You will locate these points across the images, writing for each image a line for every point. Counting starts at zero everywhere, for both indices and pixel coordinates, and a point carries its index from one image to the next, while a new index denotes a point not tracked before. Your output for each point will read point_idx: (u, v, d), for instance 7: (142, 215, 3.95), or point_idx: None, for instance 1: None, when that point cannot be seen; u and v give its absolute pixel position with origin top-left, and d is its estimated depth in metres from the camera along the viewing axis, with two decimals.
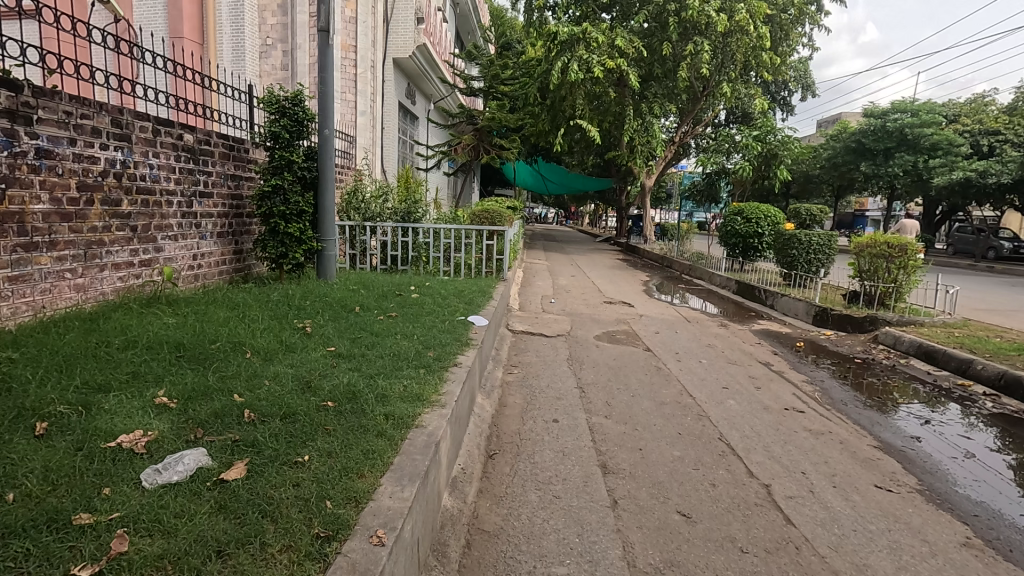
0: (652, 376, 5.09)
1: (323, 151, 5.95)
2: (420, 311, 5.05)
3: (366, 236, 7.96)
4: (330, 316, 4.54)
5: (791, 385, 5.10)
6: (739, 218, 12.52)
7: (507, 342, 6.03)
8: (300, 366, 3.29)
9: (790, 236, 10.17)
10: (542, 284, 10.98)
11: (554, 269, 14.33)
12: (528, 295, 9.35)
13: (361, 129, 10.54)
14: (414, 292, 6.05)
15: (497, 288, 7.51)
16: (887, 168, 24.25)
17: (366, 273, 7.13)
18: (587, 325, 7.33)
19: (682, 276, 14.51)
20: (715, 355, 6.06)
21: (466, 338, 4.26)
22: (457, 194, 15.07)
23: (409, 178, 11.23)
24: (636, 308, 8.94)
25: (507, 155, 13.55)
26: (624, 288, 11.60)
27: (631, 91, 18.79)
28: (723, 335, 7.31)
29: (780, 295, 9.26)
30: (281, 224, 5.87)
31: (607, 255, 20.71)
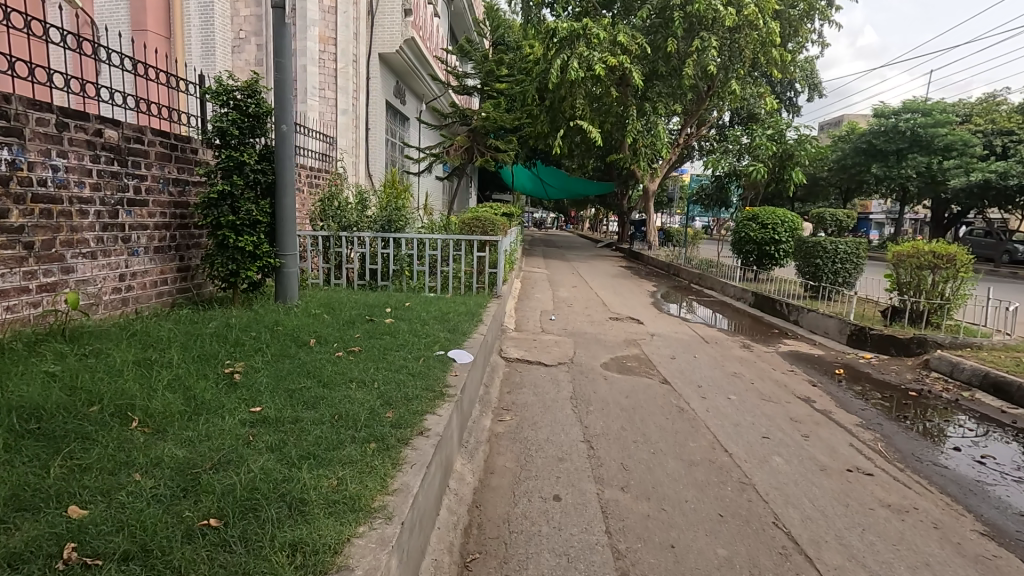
0: (674, 421, 4.16)
1: (281, 150, 5.01)
2: (389, 345, 4.12)
3: (342, 248, 7.03)
4: (271, 356, 3.61)
5: (844, 430, 4.17)
6: (753, 223, 11.61)
7: (499, 375, 5.10)
8: (200, 441, 2.37)
9: (813, 244, 9.26)
10: (540, 297, 10.05)
11: (554, 279, 13.39)
12: (526, 311, 8.43)
13: (341, 129, 9.64)
14: (388, 315, 5.12)
15: (489, 306, 6.58)
16: (899, 170, 23.39)
17: (338, 293, 6.19)
18: (592, 348, 6.40)
19: (691, 285, 13.58)
20: (744, 388, 5.13)
21: (441, 386, 3.32)
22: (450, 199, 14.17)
23: (395, 182, 10.31)
24: (646, 326, 8.01)
25: (503, 157, 12.65)
26: (630, 300, 10.66)
27: (634, 91, 17.95)
28: (749, 358, 6.37)
29: (806, 310, 8.33)
30: (230, 237, 4.95)
31: (609, 261, 19.80)
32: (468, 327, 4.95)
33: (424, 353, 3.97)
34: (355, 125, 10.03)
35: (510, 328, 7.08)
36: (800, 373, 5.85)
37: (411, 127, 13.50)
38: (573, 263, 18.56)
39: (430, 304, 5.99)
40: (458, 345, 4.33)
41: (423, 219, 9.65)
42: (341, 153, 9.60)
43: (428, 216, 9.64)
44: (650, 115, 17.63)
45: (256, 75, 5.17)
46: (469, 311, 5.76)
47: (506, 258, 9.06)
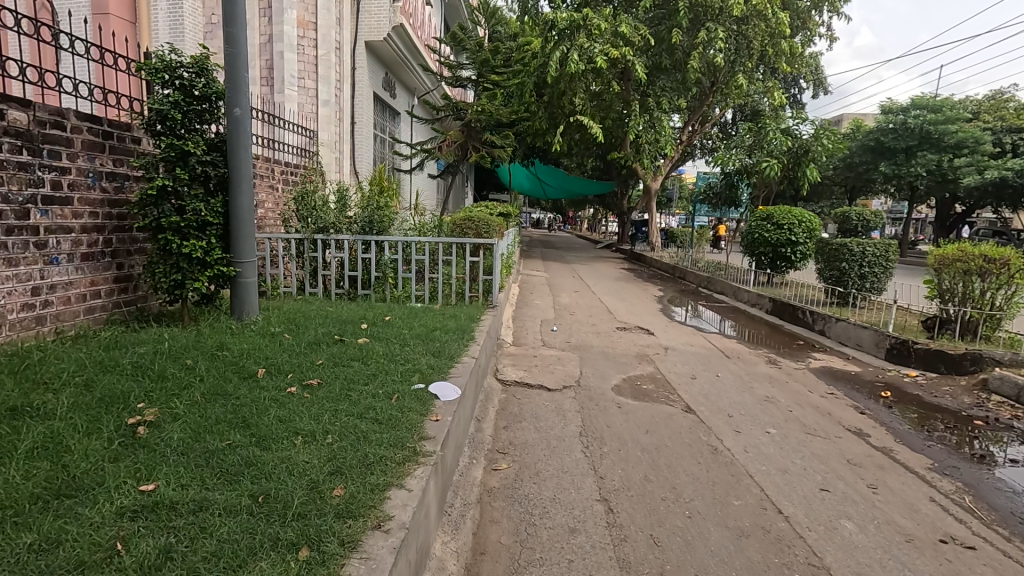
0: (710, 468, 3.38)
1: (234, 139, 4.20)
2: (357, 376, 3.33)
3: (317, 253, 6.24)
4: (200, 396, 2.82)
5: (916, 478, 3.41)
6: (767, 223, 10.85)
7: (494, 404, 4.31)
8: (38, 555, 1.57)
9: (837, 246, 8.50)
10: (539, 304, 9.25)
11: (553, 283, 12.58)
12: (524, 322, 7.63)
13: (322, 122, 8.85)
14: (362, 334, 4.32)
15: (483, 318, 5.79)
16: (908, 169, 22.64)
17: (309, 306, 5.39)
18: (600, 367, 5.61)
19: (699, 289, 12.82)
20: (783, 418, 4.36)
21: (416, 440, 2.52)
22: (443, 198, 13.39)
23: (382, 180, 9.50)
24: (658, 338, 7.22)
25: (500, 153, 11.87)
26: (637, 307, 9.87)
27: (636, 85, 17.22)
28: (779, 377, 5.60)
29: (833, 319, 7.56)
30: (172, 241, 4.13)
31: (610, 264, 18.98)
32: (457, 347, 4.16)
33: (399, 387, 3.18)
34: (338, 118, 9.23)
35: (507, 343, 6.29)
36: (842, 395, 5.07)
37: (402, 122, 12.70)
38: (573, 266, 17.74)
39: (414, 318, 5.19)
40: (443, 374, 3.53)
41: (411, 220, 8.86)
42: (323, 148, 8.80)
43: (418, 216, 8.84)
44: (654, 110, 16.88)
45: (205, 49, 4.35)
46: (459, 325, 4.97)
47: (502, 263, 8.25)
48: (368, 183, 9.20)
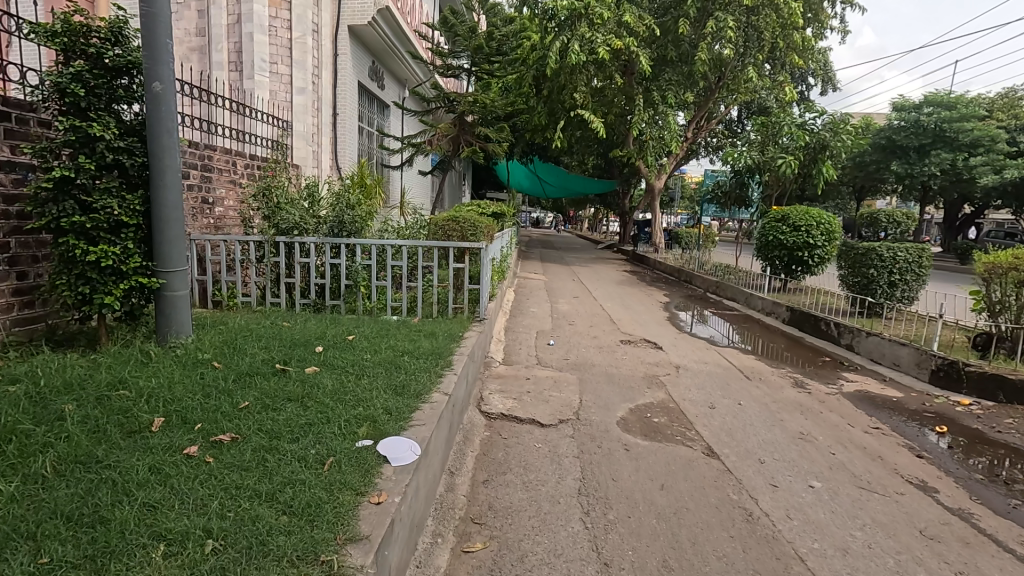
0: (747, 548, 2.60)
1: (155, 120, 3.42)
2: (286, 427, 2.54)
3: (278, 259, 5.46)
4: (53, 467, 2.04)
5: (1017, 562, 2.62)
6: (783, 225, 10.04)
7: (473, 449, 3.53)
8: None
9: (864, 250, 7.69)
10: (535, 313, 8.46)
11: (552, 287, 11.80)
12: (518, 335, 6.84)
13: (297, 113, 8.08)
14: (312, 361, 3.53)
15: (468, 333, 5.00)
16: (922, 168, 21.83)
17: (262, 322, 4.61)
18: (603, 394, 4.82)
19: (706, 294, 12.04)
20: (827, 465, 3.58)
21: (337, 547, 1.73)
22: (435, 197, 12.61)
23: (364, 177, 8.72)
24: (667, 354, 6.42)
25: (494, 148, 11.09)
26: (642, 316, 9.06)
27: (640, 78, 16.41)
28: (810, 405, 4.81)
29: (862, 333, 6.76)
30: (76, 246, 3.33)
31: (612, 266, 18.17)
32: (427, 378, 3.37)
33: (337, 445, 2.40)
34: (314, 109, 8.46)
35: (496, 362, 5.50)
36: (889, 431, 4.29)
37: (390, 116, 11.92)
38: (572, 268, 16.93)
39: (385, 336, 4.42)
40: (402, 421, 2.74)
41: (395, 220, 8.07)
42: (296, 141, 8.03)
43: (402, 215, 8.05)
44: (658, 105, 16.06)
45: (124, 12, 3.57)
46: (436, 345, 4.19)
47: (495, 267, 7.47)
48: (348, 180, 8.42)
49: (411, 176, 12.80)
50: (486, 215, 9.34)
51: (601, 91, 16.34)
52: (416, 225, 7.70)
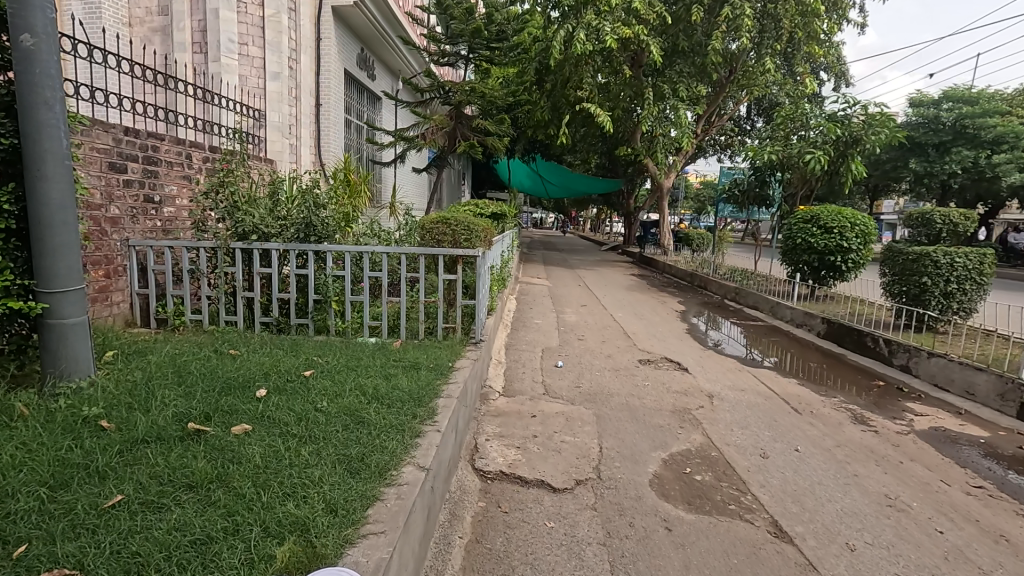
0: None
1: (28, 88, 2.52)
2: (158, 551, 1.62)
3: (232, 270, 4.53)
4: None
5: None
6: (812, 226, 9.10)
7: (463, 536, 2.60)
8: None
9: (915, 256, 6.74)
10: (540, 327, 7.52)
11: (557, 294, 10.87)
12: (519, 355, 5.91)
13: (272, 101, 7.16)
14: (244, 416, 2.61)
15: (460, 361, 4.06)
16: (942, 166, 20.93)
17: (202, 351, 3.67)
18: (627, 438, 3.88)
19: (724, 301, 11.11)
20: (941, 554, 2.65)
21: None
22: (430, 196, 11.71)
23: (347, 174, 7.78)
24: (695, 379, 5.48)
25: (494, 142, 10.17)
26: (658, 327, 8.11)
27: (650, 70, 15.48)
28: (884, 451, 3.87)
29: (919, 352, 5.82)
30: None
31: (618, 269, 17.16)
32: (397, 442, 2.45)
33: None
34: (291, 97, 7.55)
35: (496, 394, 4.57)
36: (997, 492, 3.36)
37: (381, 108, 11.04)
38: (576, 272, 15.99)
39: (354, 369, 3.51)
40: (350, 530, 1.81)
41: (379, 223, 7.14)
42: (268, 133, 7.11)
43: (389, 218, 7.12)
44: (669, 99, 15.13)
45: None
46: (417, 384, 3.26)
47: (493, 276, 6.54)
48: (329, 178, 7.51)
49: (403, 173, 11.86)
50: (484, 216, 8.42)
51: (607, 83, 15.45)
52: (405, 229, 6.78)
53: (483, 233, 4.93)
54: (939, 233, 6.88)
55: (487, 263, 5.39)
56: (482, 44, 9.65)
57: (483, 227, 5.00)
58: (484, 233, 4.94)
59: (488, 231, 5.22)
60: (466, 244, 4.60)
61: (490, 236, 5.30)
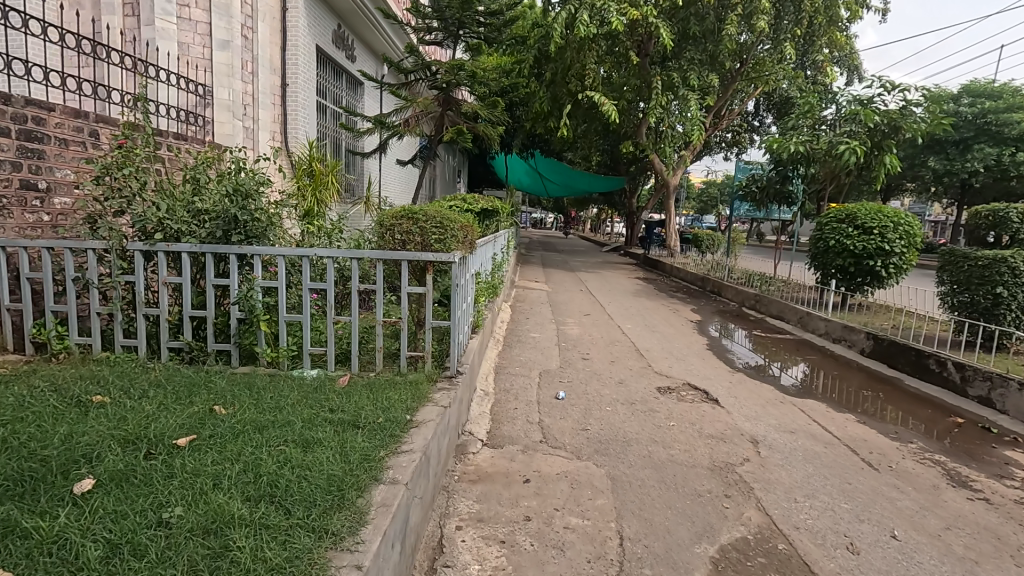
0: None
1: None
2: None
3: (128, 280, 3.42)
4: None
5: None
6: (848, 226, 8.02)
7: None
8: None
9: (987, 261, 5.63)
10: (537, 343, 6.40)
11: (557, 301, 9.79)
12: (511, 384, 4.80)
13: (219, 75, 6.03)
14: (15, 548, 1.50)
15: (425, 407, 2.95)
16: (963, 164, 19.85)
17: (49, 398, 2.56)
18: (656, 519, 2.79)
19: (742, 309, 10.02)
20: None
21: None
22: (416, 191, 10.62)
23: (312, 164, 6.66)
24: (731, 417, 4.37)
25: (486, 130, 9.07)
26: (674, 343, 7.01)
27: (658, 58, 14.39)
28: (1015, 539, 2.78)
29: (1004, 381, 4.73)
30: None
31: (622, 272, 16.10)
32: None
33: None
34: (246, 73, 6.44)
35: (476, 446, 3.46)
36: None
37: (364, 92, 10.10)
38: (578, 275, 14.85)
39: (262, 431, 2.40)
40: None
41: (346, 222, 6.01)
42: (215, 112, 6.00)
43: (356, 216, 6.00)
44: (679, 89, 13.99)
45: None
46: (347, 462, 2.15)
47: (481, 285, 5.39)
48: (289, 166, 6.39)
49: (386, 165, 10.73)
50: (474, 212, 7.29)
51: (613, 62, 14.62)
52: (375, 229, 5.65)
53: (465, 232, 3.81)
54: (1013, 234, 5.82)
55: (471, 267, 4.25)
56: (473, 19, 8.50)
57: (465, 224, 3.86)
58: (467, 231, 3.83)
59: (472, 230, 4.10)
60: (439, 246, 3.46)
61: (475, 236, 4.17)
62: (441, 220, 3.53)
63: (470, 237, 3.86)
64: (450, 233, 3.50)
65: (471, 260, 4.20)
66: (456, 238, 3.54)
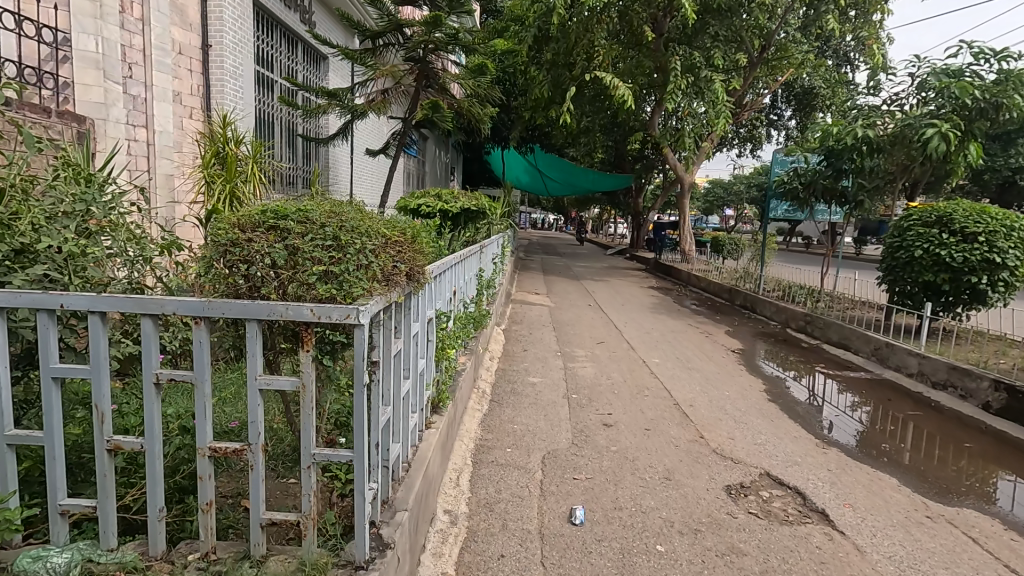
0: None
1: None
2: None
3: None
4: None
5: None
6: (942, 231, 6.16)
7: None
8: None
9: None
10: (537, 401, 4.58)
11: (562, 322, 8.02)
12: (497, 493, 3.00)
13: (80, 15, 4.16)
14: None
15: None
16: (1007, 160, 18.01)
17: None
18: None
19: (787, 332, 8.23)
20: None
21: None
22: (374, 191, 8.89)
23: (225, 146, 4.82)
24: (871, 564, 2.57)
25: (474, 109, 7.22)
26: (722, 391, 5.21)
27: (677, 36, 12.59)
28: None
29: None
30: None
31: (633, 280, 14.36)
32: None
33: None
34: (129, 18, 4.58)
35: None
36: None
37: (330, 69, 8.33)
38: (583, 284, 13.10)
39: None
40: None
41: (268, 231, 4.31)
42: (75, 70, 4.16)
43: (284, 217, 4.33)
44: (702, 70, 12.14)
45: None
46: None
47: (450, 325, 3.52)
48: (200, 161, 4.69)
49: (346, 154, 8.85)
50: (450, 213, 5.33)
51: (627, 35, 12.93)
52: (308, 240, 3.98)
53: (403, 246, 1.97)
54: None
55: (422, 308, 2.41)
56: None
57: (401, 231, 2.00)
58: (407, 245, 1.98)
59: (423, 243, 2.25)
60: (329, 289, 1.60)
61: (428, 253, 2.31)
62: (336, 227, 1.67)
63: (415, 256, 2.01)
64: (353, 257, 1.64)
65: (422, 298, 2.37)
66: (370, 267, 1.68)
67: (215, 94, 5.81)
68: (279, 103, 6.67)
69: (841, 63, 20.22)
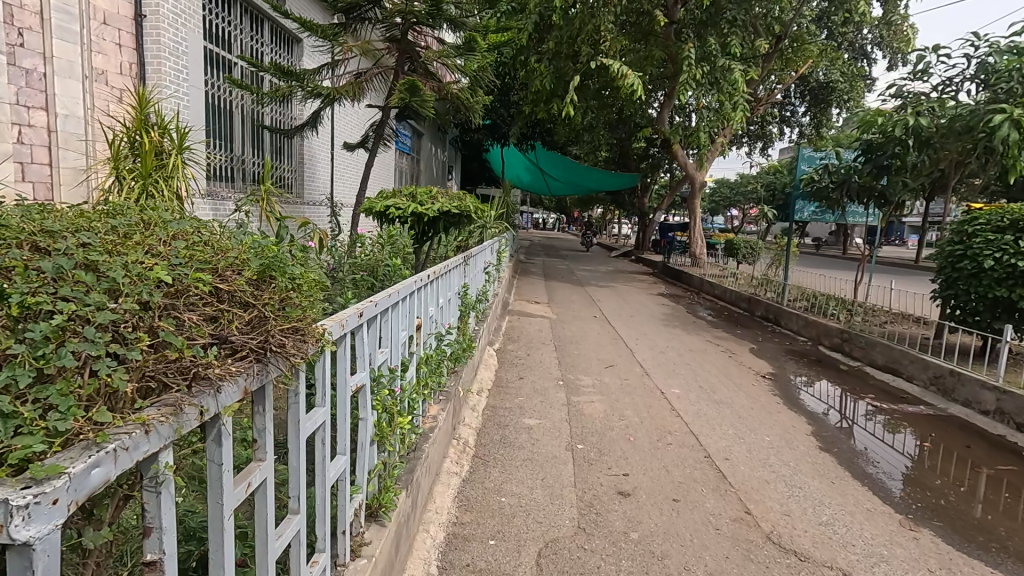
0: None
1: None
2: None
3: None
4: None
5: None
6: (1020, 238, 5.16)
7: None
8: None
9: None
10: (533, 455, 3.62)
11: (564, 339, 7.06)
12: None
13: None
14: None
15: None
16: None
17: None
18: None
19: (819, 349, 7.27)
20: None
21: None
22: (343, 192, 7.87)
23: (144, 131, 3.83)
24: None
25: (464, 94, 6.20)
26: (762, 435, 4.24)
27: (690, 22, 11.62)
28: None
29: None
30: None
31: (640, 286, 13.40)
32: None
33: None
34: None
35: None
36: None
37: (303, 53, 7.38)
38: (587, 291, 12.15)
39: None
40: None
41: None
42: None
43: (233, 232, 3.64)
44: (718, 59, 11.14)
45: None
46: None
47: (409, 375, 2.53)
48: (108, 149, 3.70)
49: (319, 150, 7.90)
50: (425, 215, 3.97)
51: (635, 24, 12.06)
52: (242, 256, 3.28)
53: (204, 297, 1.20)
54: None
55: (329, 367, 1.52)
56: None
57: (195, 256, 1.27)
58: (211, 296, 1.22)
59: (290, 277, 1.46)
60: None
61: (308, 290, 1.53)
62: (12, 277, 0.99)
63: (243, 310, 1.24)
64: (42, 351, 0.92)
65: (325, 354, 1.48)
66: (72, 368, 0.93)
67: (152, 73, 4.92)
68: (227, 85, 5.73)
69: (857, 57, 19.25)
